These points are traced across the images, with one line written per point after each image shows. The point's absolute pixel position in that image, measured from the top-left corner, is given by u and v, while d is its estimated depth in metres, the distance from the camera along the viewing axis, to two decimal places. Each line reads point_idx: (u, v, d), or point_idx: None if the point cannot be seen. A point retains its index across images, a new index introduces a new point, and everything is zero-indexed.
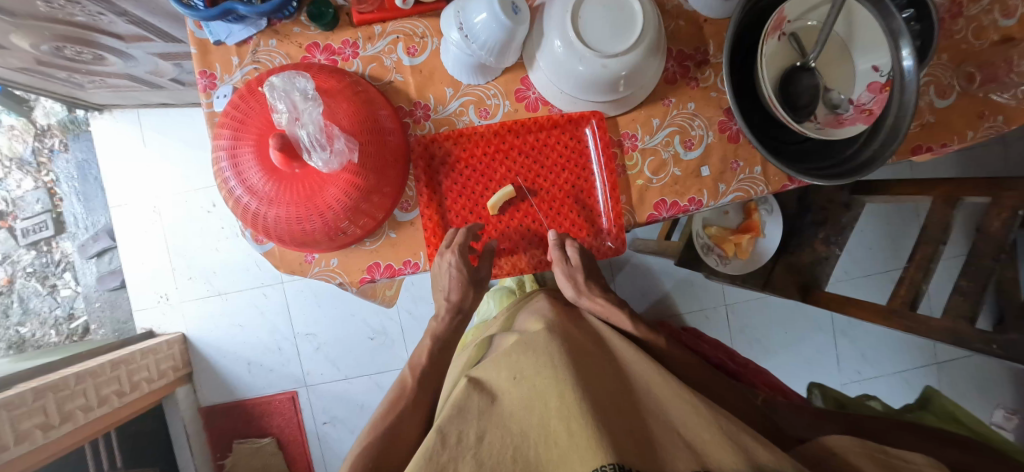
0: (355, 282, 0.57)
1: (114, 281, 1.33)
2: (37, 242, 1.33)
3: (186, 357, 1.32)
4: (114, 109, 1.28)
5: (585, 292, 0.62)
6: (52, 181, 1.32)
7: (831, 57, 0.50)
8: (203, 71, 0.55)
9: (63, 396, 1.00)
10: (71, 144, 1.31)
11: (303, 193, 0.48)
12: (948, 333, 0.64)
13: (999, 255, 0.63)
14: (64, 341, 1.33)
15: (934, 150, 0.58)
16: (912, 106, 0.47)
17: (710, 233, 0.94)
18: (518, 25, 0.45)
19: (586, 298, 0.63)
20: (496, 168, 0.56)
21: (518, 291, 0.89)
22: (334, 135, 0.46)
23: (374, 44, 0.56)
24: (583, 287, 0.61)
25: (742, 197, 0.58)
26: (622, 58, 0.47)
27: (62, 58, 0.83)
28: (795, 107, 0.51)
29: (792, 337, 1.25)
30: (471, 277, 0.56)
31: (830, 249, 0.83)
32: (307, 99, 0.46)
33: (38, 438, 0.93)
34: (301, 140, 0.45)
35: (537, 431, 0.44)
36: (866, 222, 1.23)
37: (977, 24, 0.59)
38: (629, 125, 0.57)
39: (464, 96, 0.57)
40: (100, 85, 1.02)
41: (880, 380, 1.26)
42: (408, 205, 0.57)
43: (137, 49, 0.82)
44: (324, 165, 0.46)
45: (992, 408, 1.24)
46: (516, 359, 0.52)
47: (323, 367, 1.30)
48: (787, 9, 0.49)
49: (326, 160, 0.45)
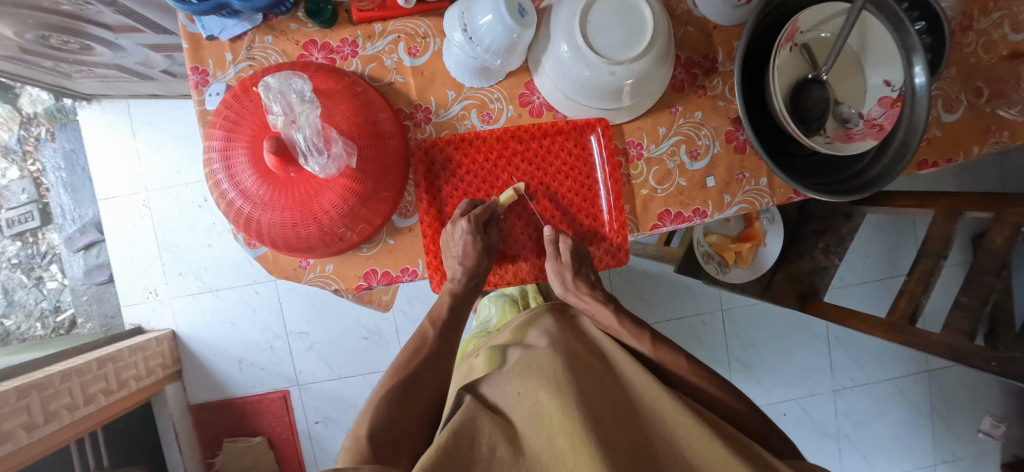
0: (351, 289, 0.55)
1: (102, 274, 1.30)
2: (23, 233, 1.29)
3: (176, 354, 1.29)
4: (102, 99, 1.24)
5: (571, 293, 0.62)
6: (38, 171, 1.29)
7: (845, 70, 0.49)
8: (194, 67, 0.53)
9: (47, 395, 0.98)
10: (58, 133, 1.27)
11: (297, 198, 0.46)
12: (947, 348, 0.63)
13: (1001, 271, 0.62)
14: (50, 335, 1.30)
15: (940, 166, 0.57)
16: (923, 122, 0.47)
17: (710, 241, 0.96)
18: (524, 28, 0.43)
19: (571, 297, 0.63)
20: (498, 173, 0.55)
21: (521, 302, 0.87)
22: (333, 141, 0.44)
23: (374, 44, 0.54)
24: (569, 289, 0.61)
25: (747, 208, 0.57)
26: (631, 66, 0.46)
27: (48, 47, 0.81)
28: (805, 120, 0.50)
29: (787, 344, 1.25)
30: (483, 244, 0.54)
31: (830, 260, 0.82)
32: (306, 101, 0.44)
33: (21, 438, 0.91)
34: (298, 143, 0.43)
35: (542, 446, 0.44)
36: (864, 231, 1.23)
37: (988, 37, 0.58)
38: (634, 132, 0.56)
39: (466, 100, 0.55)
40: (89, 75, 0.99)
41: (872, 387, 1.26)
42: (407, 210, 0.55)
43: (127, 40, 0.79)
44: (322, 171, 0.44)
45: (980, 415, 1.26)
46: (518, 376, 0.52)
47: (315, 366, 1.29)
48: (801, 19, 0.48)
49: (324, 165, 0.44)
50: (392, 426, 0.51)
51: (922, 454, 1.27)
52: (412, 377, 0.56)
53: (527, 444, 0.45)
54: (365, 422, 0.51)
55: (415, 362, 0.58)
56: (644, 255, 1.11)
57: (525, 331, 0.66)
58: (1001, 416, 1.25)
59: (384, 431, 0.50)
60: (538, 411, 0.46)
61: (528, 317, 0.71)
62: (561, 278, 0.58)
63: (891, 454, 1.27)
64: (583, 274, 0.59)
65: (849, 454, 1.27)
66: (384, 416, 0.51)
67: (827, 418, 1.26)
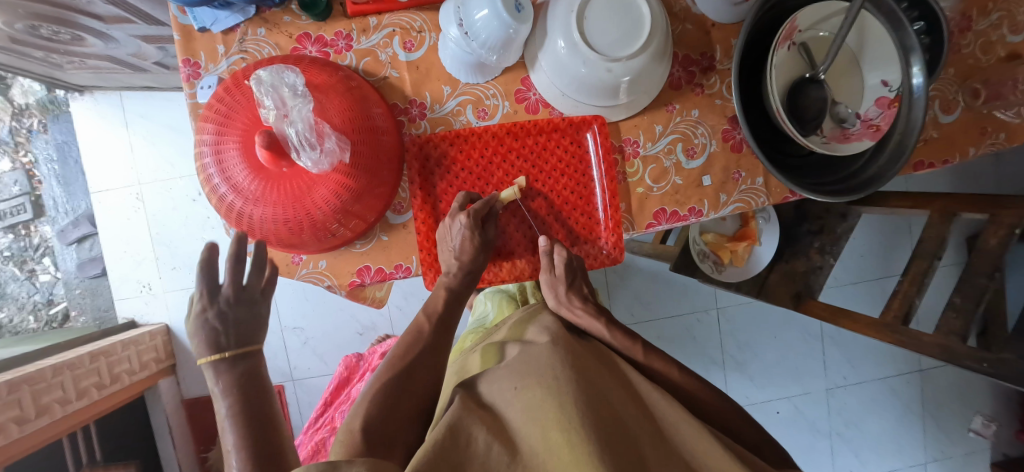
0: (344, 285, 0.55)
1: (95, 268, 1.29)
2: (14, 226, 1.28)
3: (169, 349, 1.29)
4: (95, 90, 1.23)
5: (565, 303, 0.65)
6: (31, 163, 1.27)
7: (842, 71, 0.50)
8: (186, 60, 0.52)
9: (39, 389, 0.98)
10: (50, 125, 1.26)
11: (291, 192, 0.45)
12: (939, 348, 0.64)
13: (994, 273, 0.62)
14: (43, 329, 1.30)
15: (936, 167, 0.57)
16: (920, 122, 0.47)
17: (706, 240, 0.95)
18: (520, 23, 0.43)
19: (567, 308, 0.66)
20: (495, 170, 0.55)
21: (518, 298, 0.86)
22: (324, 135, 0.44)
23: (369, 37, 0.53)
24: (564, 298, 0.64)
25: (742, 207, 0.57)
26: (627, 63, 0.46)
27: (38, 37, 0.80)
28: (801, 120, 0.49)
29: (782, 342, 1.26)
30: (481, 240, 0.53)
31: (825, 259, 0.83)
32: (299, 95, 0.43)
33: (13, 432, 0.91)
34: (289, 136, 0.42)
35: (539, 442, 0.44)
36: (859, 231, 1.24)
37: (986, 39, 0.58)
38: (630, 130, 0.56)
39: (462, 95, 0.55)
40: (81, 66, 0.97)
41: (865, 386, 1.27)
42: (402, 207, 0.55)
43: (119, 31, 0.78)
44: (313, 166, 0.44)
45: (971, 414, 1.27)
46: (517, 372, 0.51)
47: (310, 361, 1.28)
48: (800, 18, 0.48)
49: (314, 160, 0.43)
50: (385, 421, 0.50)
51: (913, 452, 1.28)
52: (408, 372, 0.55)
53: (521, 439, 0.45)
54: (360, 416, 0.50)
55: (412, 357, 0.57)
56: (640, 252, 1.14)
57: (523, 327, 0.66)
58: (991, 416, 1.27)
59: (377, 425, 0.49)
60: (535, 406, 0.46)
61: (526, 313, 0.71)
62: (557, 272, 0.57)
63: (883, 453, 1.28)
64: (579, 291, 0.64)
65: (841, 452, 1.28)
66: (378, 411, 0.50)
67: (820, 417, 1.27)
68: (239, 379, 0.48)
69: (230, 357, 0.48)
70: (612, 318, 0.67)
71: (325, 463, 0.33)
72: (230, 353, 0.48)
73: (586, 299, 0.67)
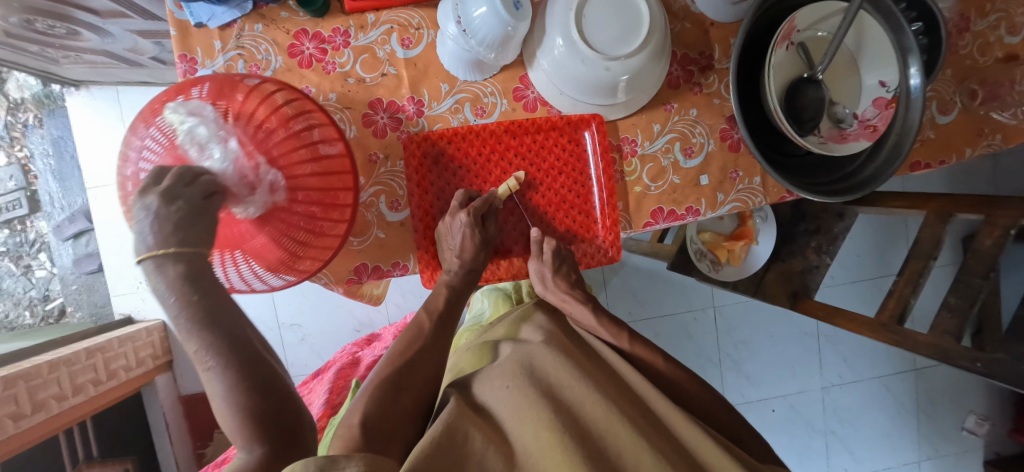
0: (340, 283, 0.53)
1: (91, 264, 1.28)
2: (9, 220, 1.28)
3: (166, 344, 1.30)
4: (91, 85, 1.22)
5: (552, 288, 0.62)
6: (27, 158, 1.27)
7: (839, 71, 0.50)
8: (182, 55, 0.51)
9: (35, 385, 0.97)
10: (46, 120, 1.25)
11: (229, 240, 0.41)
12: (934, 348, 0.64)
13: (989, 274, 0.62)
14: (39, 324, 1.30)
15: (932, 167, 0.57)
16: (916, 123, 0.47)
17: (704, 239, 0.96)
18: (519, 21, 0.44)
19: (553, 293, 0.63)
20: (494, 167, 0.55)
21: (514, 296, 0.86)
22: (256, 175, 0.39)
23: (367, 34, 0.53)
24: (551, 283, 0.61)
25: (740, 207, 0.57)
26: (626, 62, 0.46)
27: (34, 31, 0.79)
28: (800, 120, 0.49)
29: (778, 340, 1.27)
30: (482, 237, 0.53)
31: (822, 258, 0.83)
32: (214, 139, 0.37)
33: (9, 428, 0.90)
34: (219, 178, 0.38)
35: (532, 441, 0.44)
36: (857, 230, 1.24)
37: (983, 40, 0.58)
38: (629, 129, 0.55)
39: (459, 93, 0.54)
40: (76, 61, 0.97)
41: (861, 385, 1.28)
42: (399, 204, 0.54)
43: (115, 26, 0.78)
44: (254, 209, 0.39)
45: (965, 413, 1.29)
46: (509, 370, 0.51)
47: (307, 358, 1.28)
48: (799, 18, 0.48)
49: (247, 209, 0.39)
50: (385, 416, 0.49)
51: (906, 450, 1.29)
52: (406, 369, 0.55)
53: (515, 440, 0.45)
54: (359, 411, 0.49)
55: (412, 353, 0.57)
56: (637, 251, 1.15)
57: (518, 326, 0.66)
58: (984, 415, 1.28)
59: (376, 421, 0.48)
60: (530, 408, 0.46)
61: (520, 312, 0.71)
62: (545, 281, 0.60)
63: (877, 450, 1.29)
64: (569, 276, 0.61)
65: (836, 450, 1.28)
66: (377, 406, 0.49)
67: (816, 415, 1.27)
68: (185, 296, 0.35)
69: (171, 253, 0.35)
70: (600, 305, 0.67)
71: (325, 460, 0.32)
72: (166, 253, 0.35)
73: (575, 285, 0.63)
